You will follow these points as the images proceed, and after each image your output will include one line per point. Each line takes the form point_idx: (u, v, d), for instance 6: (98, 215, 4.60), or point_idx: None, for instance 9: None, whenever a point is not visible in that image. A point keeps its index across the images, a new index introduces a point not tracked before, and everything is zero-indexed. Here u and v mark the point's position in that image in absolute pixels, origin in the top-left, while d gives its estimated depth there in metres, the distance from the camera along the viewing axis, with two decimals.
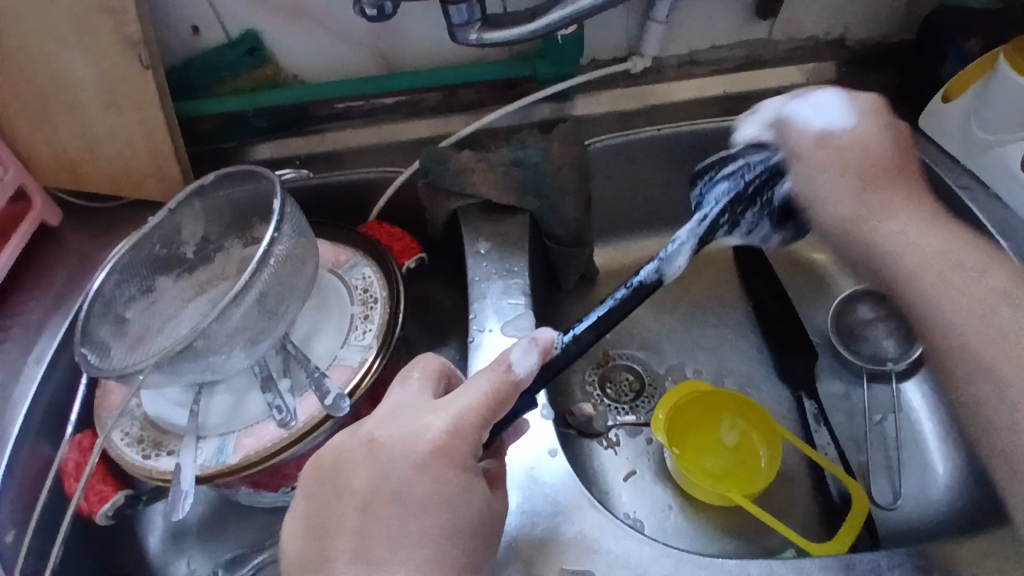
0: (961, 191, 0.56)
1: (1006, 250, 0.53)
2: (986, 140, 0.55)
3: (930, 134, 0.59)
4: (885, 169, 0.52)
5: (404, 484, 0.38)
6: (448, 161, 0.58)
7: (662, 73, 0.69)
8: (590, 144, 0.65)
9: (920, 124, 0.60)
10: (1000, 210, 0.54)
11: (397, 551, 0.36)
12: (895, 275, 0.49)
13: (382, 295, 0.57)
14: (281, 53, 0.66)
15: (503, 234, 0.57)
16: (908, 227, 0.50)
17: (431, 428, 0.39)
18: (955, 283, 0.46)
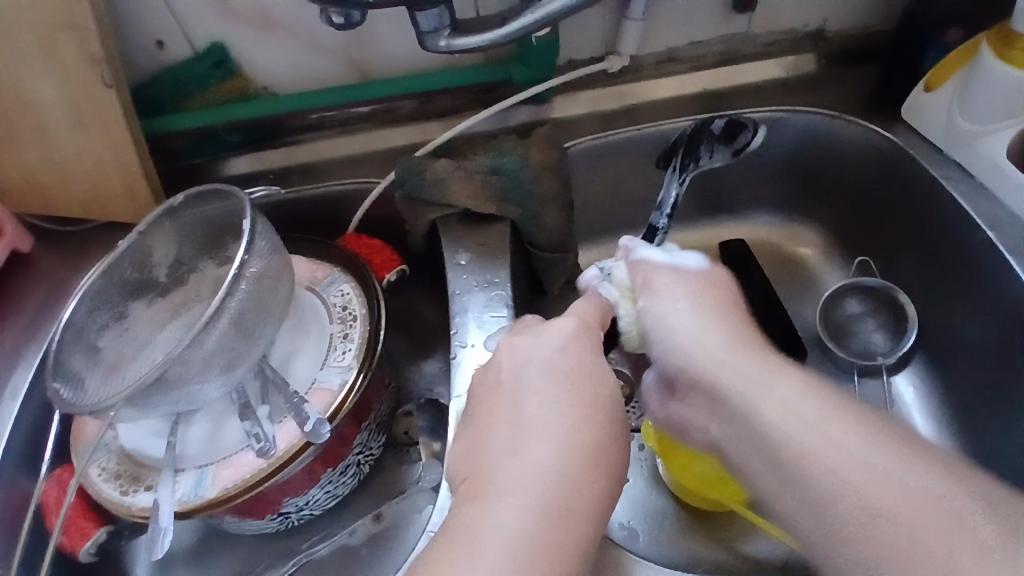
0: (946, 184, 0.55)
1: (993, 244, 0.52)
2: (970, 131, 0.54)
3: (914, 125, 0.58)
4: (729, 313, 0.43)
5: (555, 417, 0.38)
6: (425, 172, 0.57)
7: (642, 72, 0.67)
8: (570, 147, 0.64)
9: (905, 116, 0.59)
10: (987, 203, 0.54)
11: (573, 411, 0.38)
12: (760, 440, 0.36)
13: (362, 313, 0.55)
14: (250, 65, 0.64)
15: (484, 245, 0.55)
16: (776, 393, 0.37)
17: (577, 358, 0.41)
18: (822, 455, 0.34)
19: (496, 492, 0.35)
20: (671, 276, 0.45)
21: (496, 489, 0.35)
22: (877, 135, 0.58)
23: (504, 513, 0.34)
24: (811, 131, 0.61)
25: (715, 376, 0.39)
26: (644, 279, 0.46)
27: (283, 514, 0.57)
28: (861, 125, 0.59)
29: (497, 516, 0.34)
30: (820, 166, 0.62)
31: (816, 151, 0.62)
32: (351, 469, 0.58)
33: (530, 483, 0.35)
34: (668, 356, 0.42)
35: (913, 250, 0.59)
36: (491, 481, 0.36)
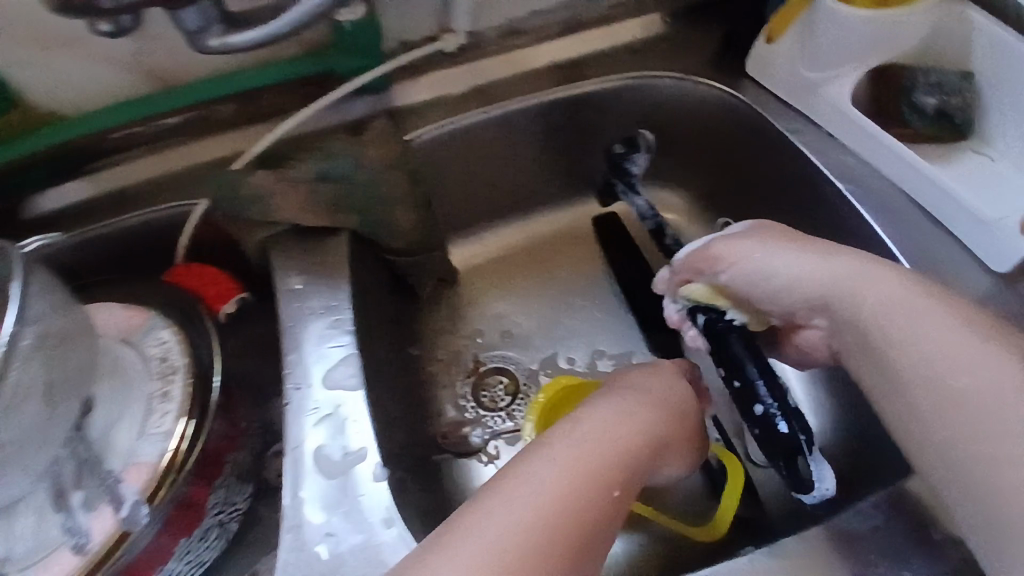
0: (793, 137, 0.53)
1: (843, 194, 0.49)
2: (813, 79, 0.52)
3: (761, 80, 0.56)
4: (764, 242, 0.44)
5: (608, 421, 0.40)
6: (240, 189, 0.50)
7: (483, 48, 0.62)
8: (411, 139, 0.58)
9: (750, 71, 0.57)
10: (835, 151, 0.52)
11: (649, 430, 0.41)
12: (856, 324, 0.39)
13: (181, 364, 0.49)
14: (21, 88, 0.53)
15: (319, 264, 0.49)
16: (885, 285, 0.38)
17: (651, 392, 0.44)
18: (929, 328, 0.36)
19: (531, 459, 0.37)
20: (731, 242, 0.46)
21: (532, 458, 0.37)
22: (728, 94, 0.57)
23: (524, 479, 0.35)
24: (661, 95, 0.60)
25: (828, 286, 0.41)
26: (713, 261, 0.46)
27: None
28: (701, 83, 0.58)
29: (520, 477, 0.35)
30: (673, 124, 0.62)
31: (669, 114, 0.61)
32: (212, 532, 0.51)
33: (560, 453, 0.37)
34: (781, 298, 0.43)
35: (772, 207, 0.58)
36: (524, 458, 0.37)
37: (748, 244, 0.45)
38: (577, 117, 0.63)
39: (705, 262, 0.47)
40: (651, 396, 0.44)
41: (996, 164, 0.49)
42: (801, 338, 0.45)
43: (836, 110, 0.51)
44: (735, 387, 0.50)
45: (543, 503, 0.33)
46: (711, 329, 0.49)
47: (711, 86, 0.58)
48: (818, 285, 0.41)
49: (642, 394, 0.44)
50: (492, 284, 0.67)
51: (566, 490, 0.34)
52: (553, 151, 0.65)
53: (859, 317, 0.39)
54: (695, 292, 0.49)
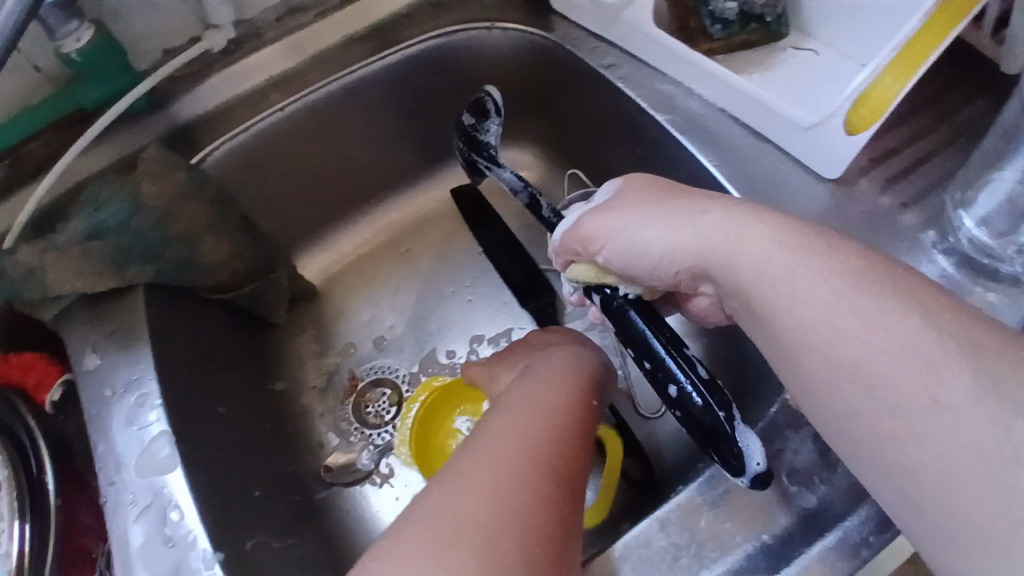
0: (609, 74, 0.49)
1: (666, 127, 0.47)
2: (613, 6, 0.47)
3: (567, 14, 0.51)
4: (642, 203, 0.37)
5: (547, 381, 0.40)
6: (3, 269, 0.43)
7: (263, 36, 0.54)
8: (205, 159, 0.51)
9: (556, 5, 0.52)
10: (650, 79, 0.48)
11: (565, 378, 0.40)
12: (745, 295, 0.32)
13: (2, 474, 0.45)
14: None
15: (117, 332, 0.44)
16: (754, 238, 0.32)
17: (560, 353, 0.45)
18: (814, 283, 0.29)
19: (489, 421, 0.35)
20: (600, 215, 0.38)
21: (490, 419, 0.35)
22: (536, 35, 0.53)
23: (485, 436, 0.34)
24: (473, 48, 0.55)
25: (707, 254, 0.34)
26: (586, 243, 0.39)
27: None
28: (504, 27, 0.54)
29: (482, 435, 0.34)
30: (500, 77, 0.57)
31: (489, 66, 0.56)
32: None
33: (518, 408, 0.36)
34: (659, 272, 0.37)
35: (616, 147, 0.54)
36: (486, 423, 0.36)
37: (620, 213, 0.38)
38: (395, 91, 0.57)
39: (580, 244, 0.40)
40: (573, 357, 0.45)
41: (820, 57, 0.45)
42: (695, 306, 0.41)
43: (641, 34, 0.46)
44: (647, 369, 0.42)
45: (523, 442, 0.32)
46: (609, 310, 0.43)
47: (518, 29, 0.53)
48: (690, 253, 0.35)
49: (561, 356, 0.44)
50: (355, 288, 0.62)
51: (532, 427, 0.34)
52: (378, 131, 0.59)
53: (737, 280, 0.33)
54: (580, 271, 0.42)
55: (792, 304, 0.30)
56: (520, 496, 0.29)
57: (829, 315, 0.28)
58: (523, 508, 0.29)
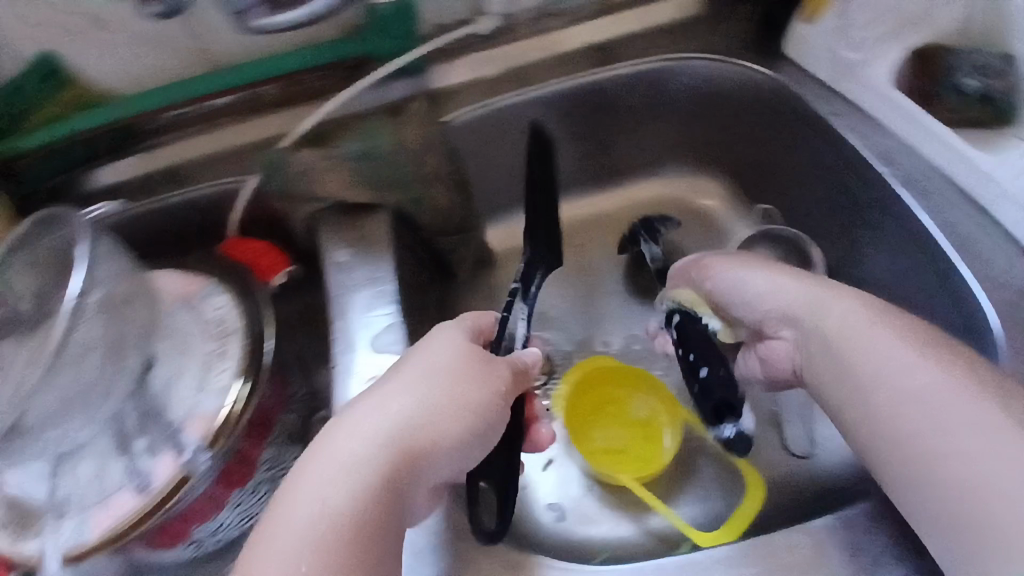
0: (834, 118, 0.54)
1: (887, 177, 0.52)
2: (854, 61, 0.54)
3: (801, 62, 0.57)
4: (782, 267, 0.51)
5: (472, 352, 0.46)
6: (288, 165, 0.53)
7: (517, 32, 0.62)
8: (448, 121, 0.59)
9: (788, 52, 0.58)
10: (882, 139, 0.53)
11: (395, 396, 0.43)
12: (830, 351, 0.44)
13: (238, 328, 0.51)
14: (80, 71, 0.57)
15: (363, 239, 0.52)
16: (842, 306, 0.45)
17: (451, 323, 0.49)
18: (886, 342, 0.42)
19: (385, 387, 0.43)
20: (723, 261, 0.54)
21: (390, 384, 0.43)
22: (767, 76, 0.57)
23: (409, 394, 0.43)
24: (704, 76, 0.60)
25: (813, 319, 0.46)
26: (703, 270, 0.55)
27: (196, 542, 0.56)
28: (748, 67, 0.58)
29: (378, 403, 0.42)
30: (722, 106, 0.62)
31: (710, 95, 0.61)
32: (264, 485, 0.55)
33: (418, 376, 0.44)
34: (761, 304, 0.50)
35: (818, 189, 0.59)
36: (389, 379, 0.44)
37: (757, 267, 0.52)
38: (614, 100, 0.63)
39: (700, 272, 0.56)
40: (460, 326, 0.49)
41: None
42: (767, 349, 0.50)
43: (876, 89, 0.53)
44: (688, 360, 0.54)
45: (333, 473, 0.39)
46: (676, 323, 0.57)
47: (755, 68, 0.58)
48: (797, 295, 0.48)
49: (450, 325, 0.49)
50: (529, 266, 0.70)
51: (348, 481, 0.39)
52: (593, 133, 0.65)
53: (825, 333, 0.45)
54: (683, 295, 0.57)
55: (882, 363, 0.41)
56: (398, 479, 0.40)
57: (891, 362, 0.41)
58: (405, 482, 0.41)
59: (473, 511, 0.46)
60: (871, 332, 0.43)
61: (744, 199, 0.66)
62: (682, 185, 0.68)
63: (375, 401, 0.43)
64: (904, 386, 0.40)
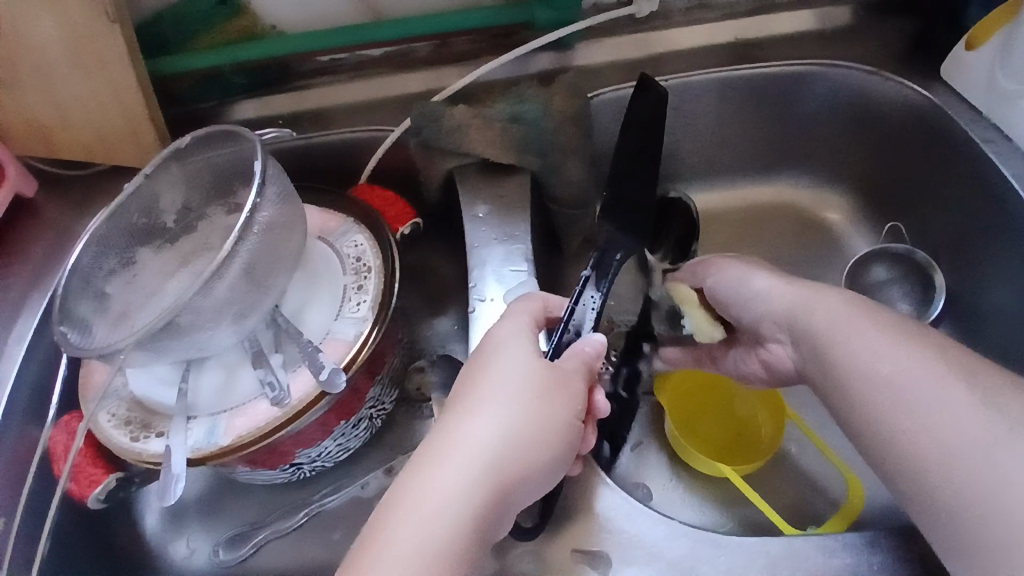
0: (986, 146, 0.56)
1: None
2: (1014, 89, 0.56)
3: (954, 84, 0.60)
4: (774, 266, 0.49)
5: (540, 362, 0.43)
6: (441, 118, 0.55)
7: (669, 18, 0.65)
8: (593, 97, 0.61)
9: (943, 74, 0.60)
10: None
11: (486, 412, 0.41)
12: (818, 349, 0.43)
13: (376, 264, 0.53)
14: (256, 3, 0.60)
15: (503, 197, 0.55)
16: (834, 301, 0.43)
17: (507, 319, 0.46)
18: (863, 334, 0.40)
19: (465, 417, 0.40)
20: (726, 259, 0.52)
21: (468, 415, 0.40)
22: (918, 94, 0.59)
23: (485, 420, 0.40)
24: (850, 85, 0.62)
25: (793, 304, 0.45)
26: (706, 266, 0.53)
27: (296, 465, 0.55)
28: (898, 81, 0.60)
29: (471, 432, 0.39)
30: (869, 113, 0.63)
31: (851, 104, 0.63)
32: (364, 423, 0.57)
33: (502, 402, 0.41)
34: (752, 307, 0.49)
35: (950, 212, 0.61)
36: (458, 402, 0.41)
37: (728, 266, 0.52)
38: (753, 101, 0.64)
39: (702, 269, 0.54)
40: (520, 323, 0.45)
41: None
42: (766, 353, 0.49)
43: None
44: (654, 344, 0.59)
45: (431, 506, 0.37)
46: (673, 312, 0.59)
47: (904, 84, 0.60)
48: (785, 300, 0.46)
49: (515, 321, 0.46)
50: None
51: (449, 511, 0.37)
52: (725, 128, 0.66)
53: (816, 334, 0.43)
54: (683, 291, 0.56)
55: (868, 356, 0.39)
56: (490, 514, 0.38)
57: (873, 343, 0.39)
58: (495, 516, 0.38)
59: (542, 516, 0.45)
60: (867, 330, 0.40)
61: (874, 216, 0.67)
62: (809, 198, 0.69)
63: (461, 429, 0.40)
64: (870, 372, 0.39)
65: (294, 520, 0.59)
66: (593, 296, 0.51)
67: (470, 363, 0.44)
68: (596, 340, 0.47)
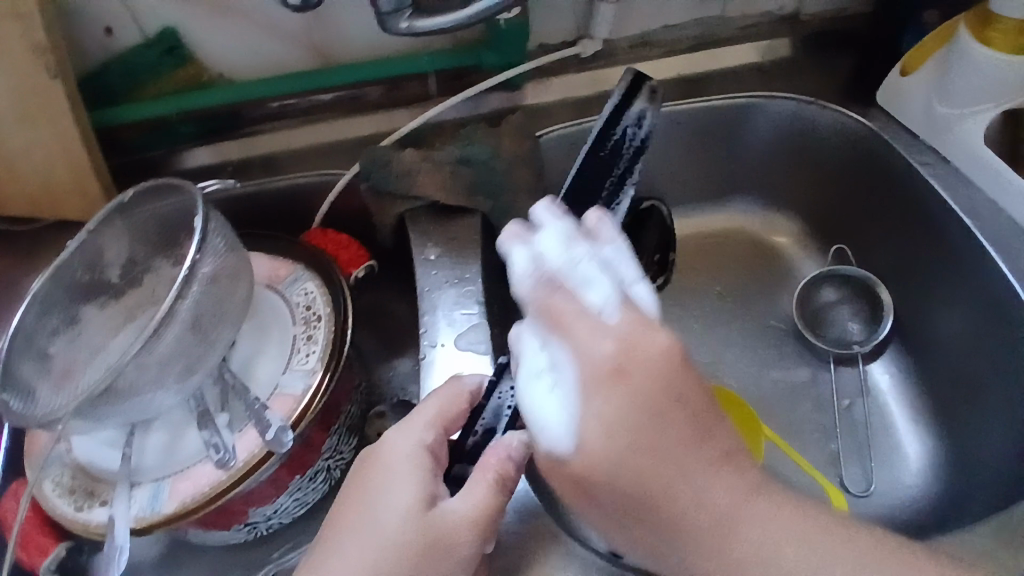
0: (925, 169, 0.58)
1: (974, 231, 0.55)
2: (948, 116, 0.58)
3: (891, 112, 0.62)
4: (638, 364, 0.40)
5: (412, 495, 0.41)
6: (390, 163, 0.55)
7: (615, 56, 0.66)
8: (541, 136, 0.62)
9: (879, 99, 0.63)
10: (965, 189, 0.57)
11: (367, 521, 0.41)
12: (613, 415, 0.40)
13: (326, 313, 0.52)
14: (201, 52, 0.60)
15: (454, 240, 0.55)
16: (589, 341, 0.40)
17: (391, 437, 0.44)
18: (680, 440, 0.40)
19: (347, 533, 0.42)
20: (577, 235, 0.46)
21: (336, 550, 0.41)
22: (856, 121, 0.61)
23: (348, 561, 0.41)
24: (791, 115, 0.63)
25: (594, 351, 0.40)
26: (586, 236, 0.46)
27: (250, 524, 0.53)
28: (836, 109, 0.62)
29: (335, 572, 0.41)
30: (812, 143, 0.64)
31: (795, 134, 0.64)
32: (321, 475, 0.54)
33: (363, 538, 0.41)
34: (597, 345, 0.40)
35: (894, 237, 0.62)
36: (331, 534, 0.43)
37: (649, 346, 0.40)
38: (701, 133, 0.65)
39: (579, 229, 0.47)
40: (403, 443, 0.43)
41: None
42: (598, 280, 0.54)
43: (968, 146, 0.57)
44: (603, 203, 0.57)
45: None
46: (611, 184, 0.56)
47: (842, 112, 0.62)
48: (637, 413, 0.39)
49: (401, 441, 0.43)
50: None
51: None
52: (676, 160, 0.66)
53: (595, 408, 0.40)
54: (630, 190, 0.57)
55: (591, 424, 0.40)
56: None
57: (713, 502, 0.40)
58: None
59: None
60: (697, 451, 0.40)
61: (823, 240, 0.68)
62: (759, 223, 0.69)
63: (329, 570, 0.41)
64: (708, 493, 0.40)
65: None
66: (515, 387, 0.47)
67: (349, 485, 0.44)
68: (519, 440, 0.43)
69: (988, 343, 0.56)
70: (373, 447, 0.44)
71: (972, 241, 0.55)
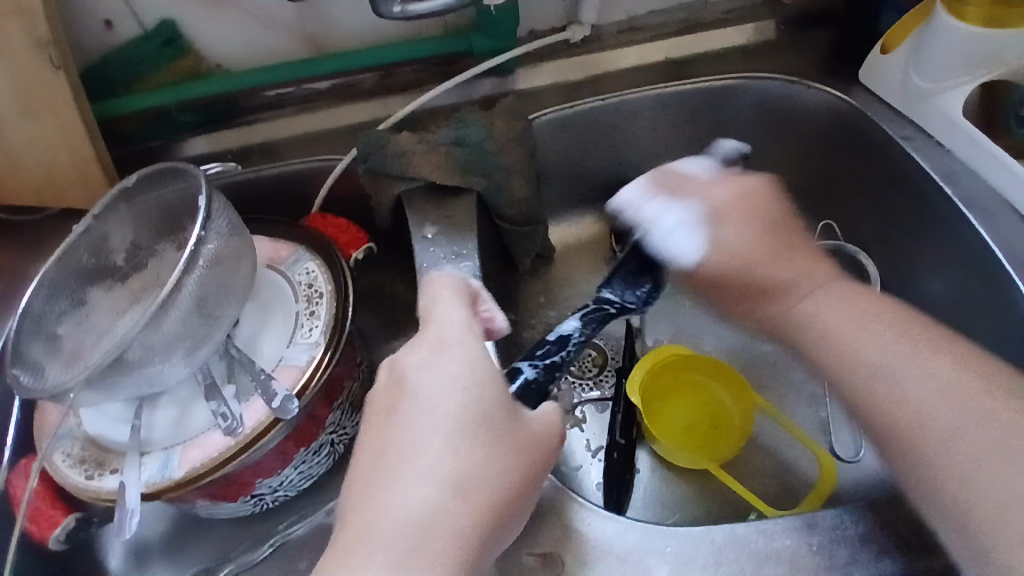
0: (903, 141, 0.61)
1: (951, 197, 0.57)
2: (925, 89, 0.60)
3: (871, 87, 0.65)
4: (754, 209, 0.54)
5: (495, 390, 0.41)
6: (386, 145, 0.57)
7: (603, 41, 0.68)
8: (533, 119, 0.63)
9: (863, 77, 0.65)
10: (942, 156, 0.60)
11: (440, 405, 0.40)
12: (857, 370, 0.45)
13: (327, 289, 0.54)
14: (198, 42, 0.62)
15: (450, 218, 0.56)
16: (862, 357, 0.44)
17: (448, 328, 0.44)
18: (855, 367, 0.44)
19: (416, 416, 0.39)
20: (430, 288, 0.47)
21: (405, 455, 0.38)
22: (835, 98, 0.64)
23: (426, 456, 0.38)
24: (774, 95, 0.66)
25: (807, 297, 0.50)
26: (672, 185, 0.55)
27: (258, 497, 0.54)
28: (817, 88, 0.64)
29: (410, 475, 0.37)
30: (796, 123, 0.66)
31: (778, 113, 0.66)
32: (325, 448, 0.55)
33: (438, 434, 0.39)
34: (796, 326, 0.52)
35: (871, 212, 0.65)
36: (385, 437, 0.39)
37: (749, 186, 0.55)
38: (687, 113, 0.67)
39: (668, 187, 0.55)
40: (461, 333, 0.44)
41: None
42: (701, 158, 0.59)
43: (944, 116, 0.59)
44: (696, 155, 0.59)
45: (408, 513, 0.36)
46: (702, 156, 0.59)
47: (823, 91, 0.64)
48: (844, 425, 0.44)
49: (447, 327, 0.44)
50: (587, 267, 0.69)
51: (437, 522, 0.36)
52: (664, 145, 0.68)
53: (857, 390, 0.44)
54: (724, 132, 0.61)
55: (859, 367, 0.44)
56: (474, 522, 0.37)
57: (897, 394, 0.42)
58: (480, 518, 0.38)
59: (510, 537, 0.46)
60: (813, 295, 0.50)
61: (810, 215, 0.70)
62: None
63: (401, 474, 0.37)
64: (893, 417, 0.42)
65: (259, 552, 0.57)
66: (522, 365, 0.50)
67: (394, 387, 0.41)
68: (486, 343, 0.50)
69: (966, 305, 0.58)
70: (424, 349, 0.43)
71: (951, 207, 0.58)
